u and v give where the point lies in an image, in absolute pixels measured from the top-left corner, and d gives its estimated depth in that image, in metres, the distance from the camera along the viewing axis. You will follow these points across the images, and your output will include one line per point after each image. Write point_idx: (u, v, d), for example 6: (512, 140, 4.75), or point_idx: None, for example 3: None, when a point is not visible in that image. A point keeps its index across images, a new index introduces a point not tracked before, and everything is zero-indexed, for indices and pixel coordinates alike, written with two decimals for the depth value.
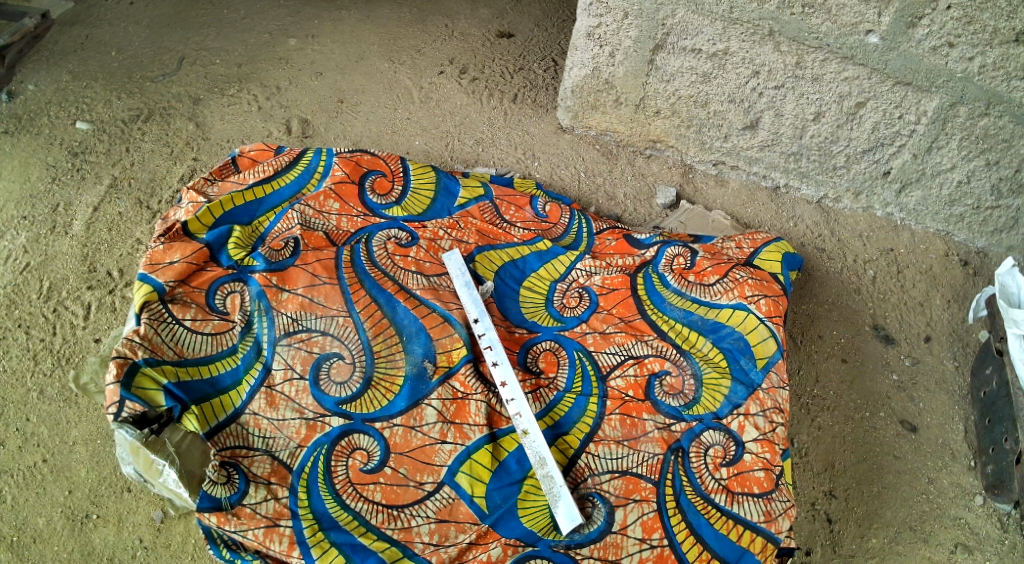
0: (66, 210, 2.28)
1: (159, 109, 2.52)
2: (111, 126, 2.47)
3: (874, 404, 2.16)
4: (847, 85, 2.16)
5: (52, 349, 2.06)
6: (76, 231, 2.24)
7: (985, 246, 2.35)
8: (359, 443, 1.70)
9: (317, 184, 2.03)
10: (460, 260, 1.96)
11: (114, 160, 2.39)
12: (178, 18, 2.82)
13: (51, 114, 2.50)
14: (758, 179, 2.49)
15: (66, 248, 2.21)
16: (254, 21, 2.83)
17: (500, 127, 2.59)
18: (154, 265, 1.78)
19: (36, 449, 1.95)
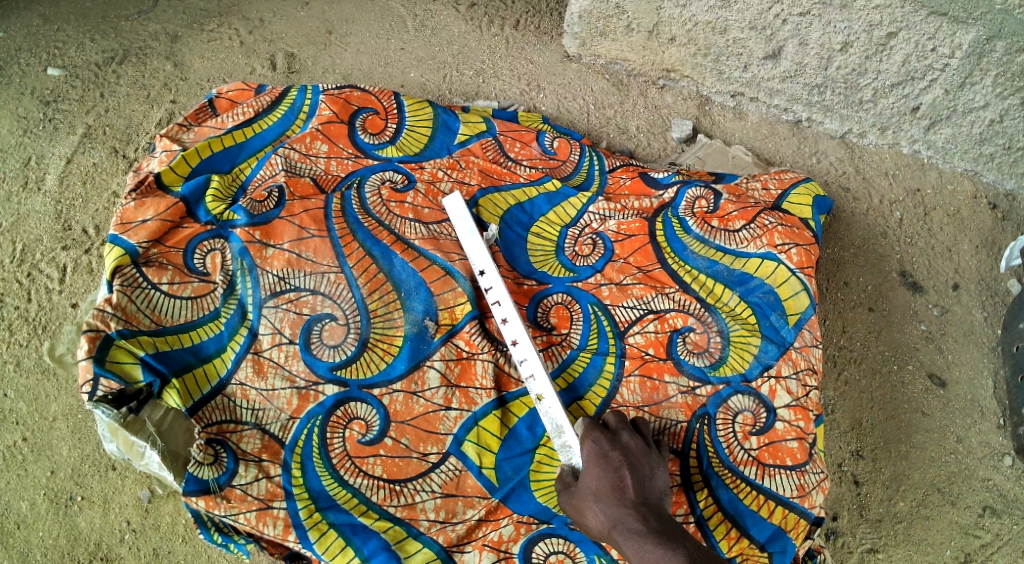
0: (38, 163, 2.12)
1: (135, 50, 2.31)
2: (84, 70, 2.27)
3: (902, 356, 2.05)
4: (878, 14, 1.97)
5: (28, 317, 1.96)
6: (49, 186, 2.09)
7: (1014, 189, 2.20)
8: (357, 413, 1.59)
9: (303, 125, 1.88)
10: (462, 203, 1.77)
11: (88, 107, 2.21)
12: None
13: (22, 61, 2.27)
14: (780, 112, 2.33)
15: (39, 206, 2.07)
16: None
17: (502, 57, 2.42)
18: (125, 225, 1.64)
19: (16, 427, 1.87)
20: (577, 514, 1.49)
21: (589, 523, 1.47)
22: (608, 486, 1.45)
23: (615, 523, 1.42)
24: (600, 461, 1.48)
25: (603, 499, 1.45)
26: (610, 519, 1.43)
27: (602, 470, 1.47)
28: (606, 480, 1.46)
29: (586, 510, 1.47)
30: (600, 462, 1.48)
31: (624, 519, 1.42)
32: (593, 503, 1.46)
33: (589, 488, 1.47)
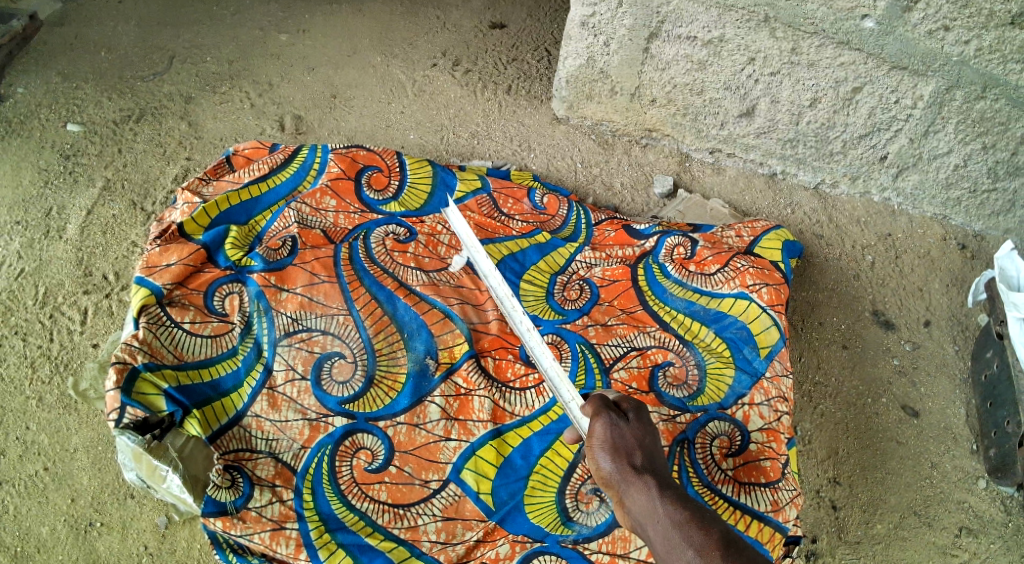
0: (60, 213, 2.27)
1: (151, 109, 2.49)
2: (103, 127, 2.44)
3: (876, 390, 2.16)
4: (843, 70, 2.14)
5: (50, 356, 2.07)
6: (70, 235, 2.23)
7: (982, 230, 2.35)
8: (364, 443, 1.70)
9: (314, 181, 2.02)
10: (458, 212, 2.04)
11: (107, 162, 2.37)
12: (168, 15, 2.75)
13: (42, 116, 2.45)
14: (755, 166, 2.48)
15: (60, 252, 2.20)
16: (244, 17, 2.76)
17: (495, 120, 2.57)
18: (150, 268, 1.76)
19: (38, 457, 1.97)
20: (600, 450, 1.43)
21: (618, 461, 1.41)
22: (652, 440, 1.44)
23: (654, 475, 1.40)
24: (646, 415, 1.47)
25: (644, 447, 1.43)
26: (650, 470, 1.40)
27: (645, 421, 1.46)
28: (647, 432, 1.45)
29: (622, 451, 1.42)
30: (645, 415, 1.47)
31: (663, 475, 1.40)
32: (635, 447, 1.42)
33: (630, 429, 1.43)
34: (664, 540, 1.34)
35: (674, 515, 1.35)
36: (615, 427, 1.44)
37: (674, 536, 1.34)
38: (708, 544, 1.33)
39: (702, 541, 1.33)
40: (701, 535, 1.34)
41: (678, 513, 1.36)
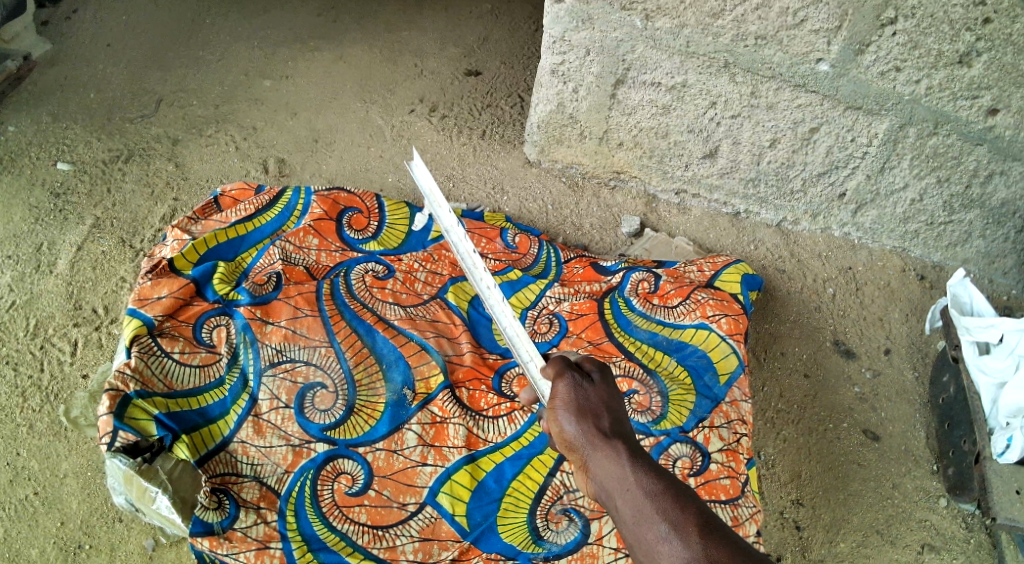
0: (50, 248, 2.34)
1: (138, 150, 2.57)
2: (92, 167, 2.52)
3: (837, 415, 2.24)
4: (800, 112, 2.25)
5: (41, 386, 2.12)
6: (60, 269, 2.30)
7: (941, 260, 2.48)
8: (344, 467, 1.77)
9: (297, 221, 2.10)
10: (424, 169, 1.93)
11: (96, 201, 2.44)
12: (155, 59, 2.86)
13: (32, 155, 2.54)
14: (720, 206, 2.58)
15: (50, 286, 2.27)
16: (229, 61, 2.87)
17: (470, 163, 2.65)
18: (142, 300, 1.84)
19: (28, 482, 2.01)
20: (565, 413, 1.37)
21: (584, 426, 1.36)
22: (620, 405, 1.39)
23: (622, 441, 1.34)
24: (612, 379, 1.42)
25: (612, 412, 1.37)
26: (618, 436, 1.35)
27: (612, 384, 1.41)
28: (613, 396, 1.40)
29: (588, 413, 1.37)
30: (611, 379, 1.42)
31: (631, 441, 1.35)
32: (601, 411, 1.37)
33: (593, 392, 1.39)
34: (636, 511, 1.28)
35: (646, 487, 1.29)
36: (579, 389, 1.39)
37: (647, 508, 1.27)
38: (685, 518, 1.26)
39: (678, 515, 1.26)
40: (677, 508, 1.27)
41: (651, 484, 1.29)
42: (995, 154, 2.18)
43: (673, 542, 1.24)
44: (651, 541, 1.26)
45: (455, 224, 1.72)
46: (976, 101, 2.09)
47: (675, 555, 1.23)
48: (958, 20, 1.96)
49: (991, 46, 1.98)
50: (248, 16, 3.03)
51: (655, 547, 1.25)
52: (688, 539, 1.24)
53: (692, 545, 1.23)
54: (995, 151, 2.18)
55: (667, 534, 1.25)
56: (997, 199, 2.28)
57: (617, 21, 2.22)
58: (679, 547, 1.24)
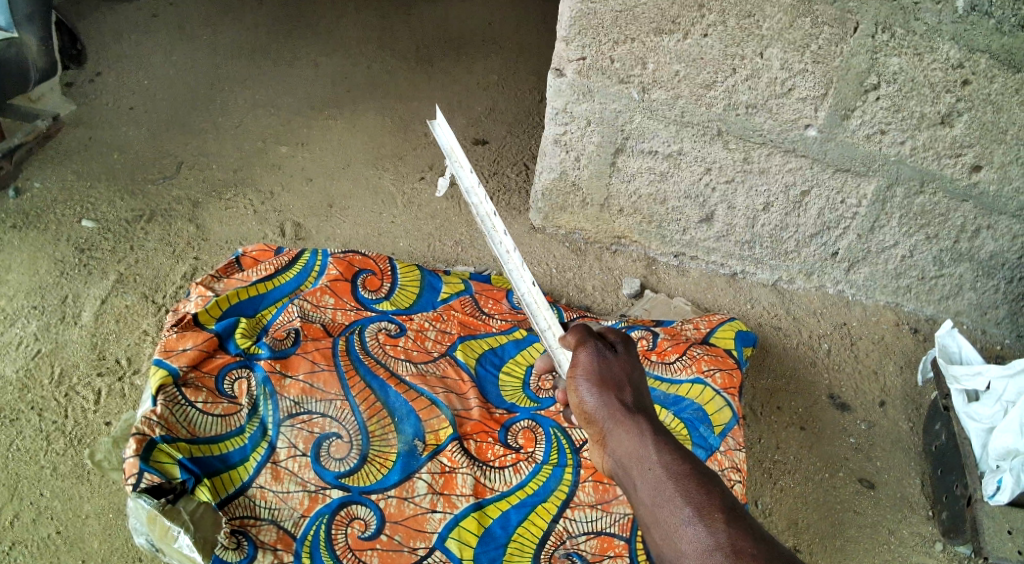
0: (75, 301, 2.46)
1: (161, 211, 2.72)
2: (115, 225, 2.67)
3: (833, 465, 2.30)
4: (791, 175, 2.36)
5: (65, 430, 2.21)
6: (85, 320, 2.42)
7: (933, 314, 2.56)
8: (358, 513, 1.86)
9: (314, 281, 2.22)
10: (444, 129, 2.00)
11: (120, 257, 2.58)
12: (176, 124, 3.04)
13: (58, 211, 2.69)
14: (717, 267, 2.66)
15: (75, 337, 2.39)
16: (247, 128, 3.03)
17: (477, 231, 2.70)
18: (168, 351, 1.96)
19: (51, 521, 2.07)
20: (590, 386, 1.48)
21: (609, 401, 1.46)
22: (639, 382, 1.51)
23: (647, 421, 1.45)
24: (635, 361, 1.54)
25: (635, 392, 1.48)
26: (643, 416, 1.46)
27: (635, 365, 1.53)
28: (636, 376, 1.52)
29: (610, 387, 1.48)
30: (635, 361, 1.54)
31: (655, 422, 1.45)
32: (626, 389, 1.48)
33: (617, 370, 1.50)
34: (659, 489, 1.38)
35: (671, 468, 1.39)
36: (605, 365, 1.50)
37: (671, 488, 1.37)
38: (709, 503, 1.35)
39: (701, 499, 1.36)
40: (701, 492, 1.37)
41: (675, 466, 1.39)
42: (981, 210, 2.29)
43: (696, 524, 1.34)
44: (673, 520, 1.35)
45: (474, 184, 1.85)
46: (959, 159, 2.21)
47: (696, 535, 1.33)
48: (938, 83, 2.09)
49: (971, 106, 2.11)
50: (268, 89, 3.20)
51: (677, 526, 1.34)
52: (711, 524, 1.33)
53: (715, 528, 1.33)
54: (980, 207, 2.29)
55: (690, 517, 1.34)
56: (985, 251, 2.38)
57: (615, 93, 2.33)
58: (701, 530, 1.33)
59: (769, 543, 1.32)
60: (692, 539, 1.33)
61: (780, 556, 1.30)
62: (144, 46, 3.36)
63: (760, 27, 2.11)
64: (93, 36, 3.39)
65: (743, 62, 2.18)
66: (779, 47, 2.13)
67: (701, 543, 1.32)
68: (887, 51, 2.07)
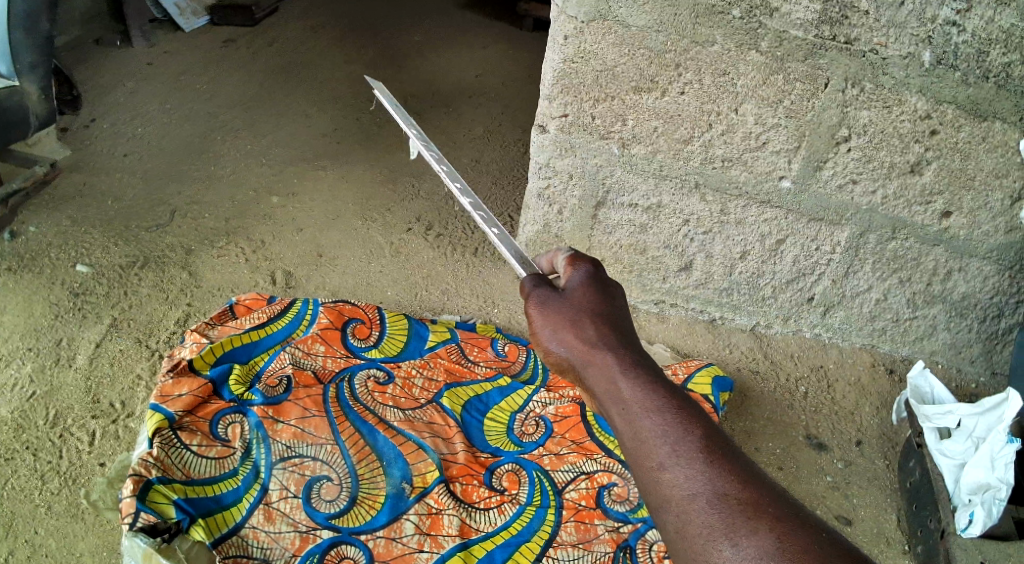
0: (69, 343, 2.53)
1: (154, 257, 2.79)
2: (109, 270, 2.74)
3: (810, 503, 2.35)
4: (767, 226, 2.46)
5: (59, 470, 2.26)
6: (80, 363, 2.48)
7: (908, 355, 2.64)
8: (347, 552, 1.90)
9: (306, 329, 2.29)
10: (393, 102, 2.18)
11: (113, 302, 2.65)
12: (170, 172, 3.12)
13: (52, 255, 2.76)
14: (697, 314, 2.74)
15: (70, 379, 2.44)
16: (240, 177, 3.12)
17: (463, 279, 2.78)
18: (164, 396, 2.03)
19: (45, 559, 2.10)
20: (562, 330, 1.56)
21: (581, 343, 1.54)
22: (601, 313, 1.57)
23: (622, 359, 1.51)
24: (595, 292, 1.61)
25: (608, 330, 1.55)
26: (607, 348, 1.53)
27: (608, 302, 1.60)
28: (608, 313, 1.58)
29: (571, 326, 1.56)
30: (607, 297, 1.60)
31: (629, 360, 1.52)
32: (591, 324, 1.56)
33: (587, 310, 1.57)
34: (637, 428, 1.44)
35: (647, 406, 1.45)
36: (574, 308, 1.58)
37: (648, 426, 1.43)
38: (685, 442, 1.41)
39: (677, 437, 1.41)
40: (677, 430, 1.42)
41: (650, 401, 1.46)
42: (952, 254, 2.38)
43: (676, 462, 1.39)
44: (653, 459, 1.41)
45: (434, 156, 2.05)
46: (930, 206, 2.30)
47: (675, 479, 1.38)
48: (906, 134, 2.19)
49: (939, 155, 2.21)
50: (261, 139, 3.29)
51: (656, 465, 1.41)
52: (688, 464, 1.39)
53: (692, 467, 1.38)
54: (951, 250, 2.38)
55: (667, 458, 1.40)
56: (958, 292, 2.46)
57: (596, 148, 2.43)
58: (678, 473, 1.39)
59: (753, 481, 1.37)
60: (673, 478, 1.38)
61: (762, 499, 1.34)
62: (139, 93, 3.47)
63: (735, 84, 2.22)
64: (90, 84, 3.49)
65: (719, 118, 2.28)
66: (753, 104, 2.24)
67: (681, 482, 1.38)
68: (857, 105, 2.17)
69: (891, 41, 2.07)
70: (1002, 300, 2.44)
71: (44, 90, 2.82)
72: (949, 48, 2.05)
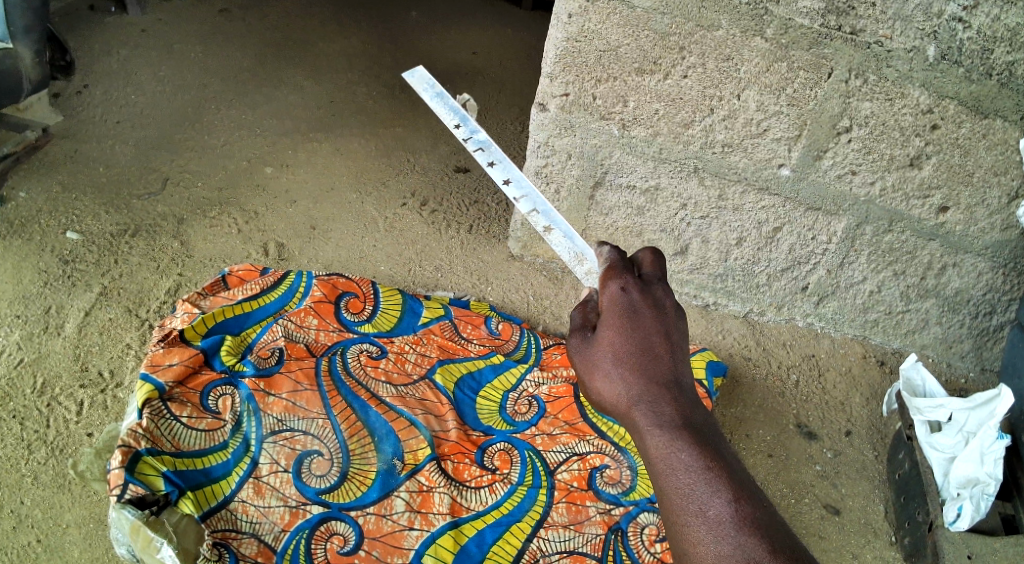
0: (58, 311, 2.50)
1: (145, 226, 2.76)
2: (100, 238, 2.70)
3: (799, 491, 2.35)
4: (764, 213, 2.45)
5: (47, 440, 2.24)
6: (68, 332, 2.45)
7: (900, 347, 2.64)
8: (337, 528, 1.90)
9: (299, 302, 2.27)
10: (422, 74, 2.22)
11: (103, 270, 2.62)
12: (163, 140, 3.09)
13: (42, 222, 2.73)
14: (690, 298, 2.73)
15: (59, 347, 2.42)
16: (233, 148, 3.08)
17: (457, 256, 2.76)
18: (154, 366, 2.00)
19: (31, 530, 2.09)
20: (596, 375, 1.57)
21: (616, 388, 1.54)
22: (633, 357, 1.55)
23: (653, 407, 1.50)
24: (627, 330, 1.57)
25: (640, 373, 1.53)
26: (640, 397, 1.52)
27: (641, 337, 1.56)
28: (641, 349, 1.55)
29: (603, 375, 1.56)
30: (638, 336, 1.56)
31: (661, 407, 1.50)
32: (621, 371, 1.54)
33: (618, 349, 1.56)
34: (668, 485, 1.45)
35: (676, 464, 1.45)
36: (607, 350, 1.57)
37: (678, 484, 1.44)
38: (714, 505, 1.40)
39: (706, 499, 1.41)
40: (706, 492, 1.42)
41: (680, 458, 1.45)
42: (948, 248, 2.38)
43: (703, 525, 1.40)
44: (679, 518, 1.42)
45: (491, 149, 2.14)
46: (928, 200, 2.30)
47: (702, 540, 1.39)
48: (908, 127, 2.18)
49: (939, 150, 2.20)
50: (255, 110, 3.26)
51: (684, 525, 1.41)
52: (716, 529, 1.39)
53: (721, 532, 1.38)
54: (947, 246, 2.38)
55: (694, 519, 1.41)
56: (952, 287, 2.46)
57: (595, 129, 2.41)
58: (706, 535, 1.39)
59: (781, 549, 1.35)
60: (700, 541, 1.39)
61: None
62: (134, 60, 3.42)
63: (738, 70, 2.20)
64: (84, 49, 3.44)
65: (720, 103, 2.26)
66: (755, 90, 2.22)
67: (708, 546, 1.38)
68: (860, 96, 2.16)
69: (896, 34, 2.06)
70: (994, 297, 2.44)
71: (37, 55, 2.77)
72: (954, 44, 2.04)
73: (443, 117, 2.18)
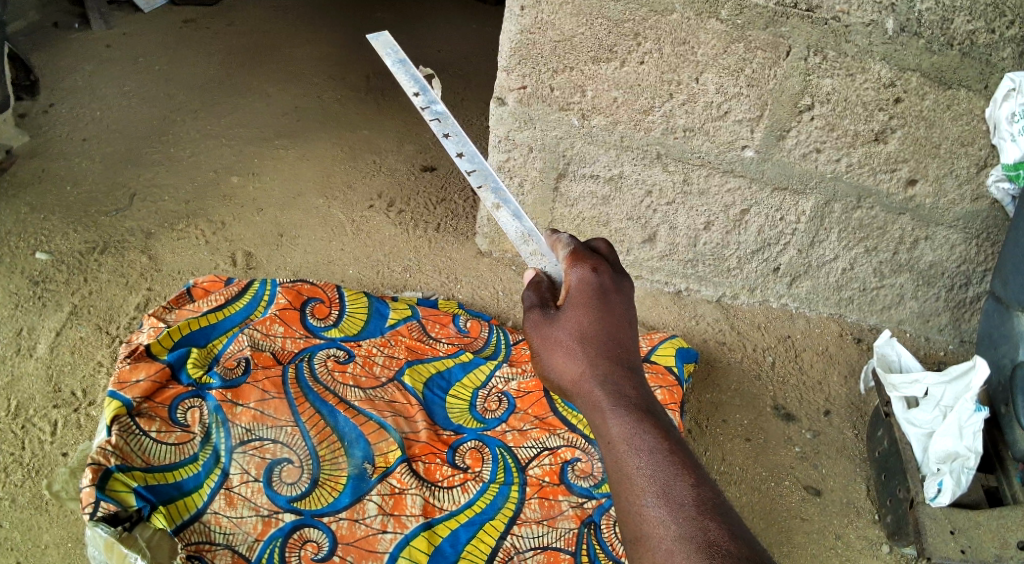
0: (29, 333, 2.47)
1: (113, 243, 2.73)
2: (69, 257, 2.68)
3: (779, 474, 2.35)
4: (730, 196, 2.44)
5: (22, 462, 2.21)
6: (40, 353, 2.43)
7: (875, 323, 2.64)
8: (310, 535, 1.89)
9: (264, 310, 2.26)
10: (387, 39, 2.17)
11: (73, 289, 2.59)
12: (129, 155, 3.06)
13: (11, 244, 2.69)
14: (662, 286, 2.72)
15: (30, 369, 2.39)
16: (200, 159, 3.06)
17: (425, 255, 2.74)
18: (122, 383, 1.99)
19: (10, 553, 2.06)
20: (558, 352, 1.56)
21: (577, 367, 1.54)
22: (597, 339, 1.55)
23: (616, 388, 1.52)
24: (593, 311, 1.57)
25: (604, 355, 1.54)
26: (599, 378, 1.53)
27: (608, 320, 1.56)
28: (607, 332, 1.56)
29: (564, 352, 1.55)
30: (605, 317, 1.56)
31: (623, 389, 1.52)
32: (584, 350, 1.54)
33: (585, 329, 1.55)
34: (629, 465, 1.45)
35: (639, 445, 1.46)
36: (572, 328, 1.56)
37: (639, 465, 1.44)
38: (674, 488, 1.41)
39: (666, 482, 1.42)
40: (668, 474, 1.43)
41: (641, 440, 1.47)
42: (918, 222, 2.38)
43: (664, 506, 1.40)
44: (636, 498, 1.42)
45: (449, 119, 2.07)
46: (895, 173, 2.30)
47: (659, 519, 1.39)
48: (870, 102, 2.18)
49: (903, 123, 2.20)
50: (219, 120, 3.23)
51: (644, 507, 1.41)
52: (675, 510, 1.39)
53: (682, 515, 1.38)
54: (917, 219, 2.38)
55: (653, 500, 1.40)
56: (924, 261, 2.46)
57: (555, 120, 2.40)
58: (665, 516, 1.39)
59: (740, 534, 1.36)
60: (659, 521, 1.39)
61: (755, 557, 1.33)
62: (97, 77, 3.39)
63: (695, 53, 2.19)
64: (46, 67, 3.40)
65: (679, 88, 2.26)
66: (713, 73, 2.21)
67: (668, 528, 1.38)
68: (820, 73, 2.16)
69: (853, 9, 2.05)
70: (968, 268, 2.45)
71: None
72: (912, 16, 2.04)
73: (404, 83, 2.09)
